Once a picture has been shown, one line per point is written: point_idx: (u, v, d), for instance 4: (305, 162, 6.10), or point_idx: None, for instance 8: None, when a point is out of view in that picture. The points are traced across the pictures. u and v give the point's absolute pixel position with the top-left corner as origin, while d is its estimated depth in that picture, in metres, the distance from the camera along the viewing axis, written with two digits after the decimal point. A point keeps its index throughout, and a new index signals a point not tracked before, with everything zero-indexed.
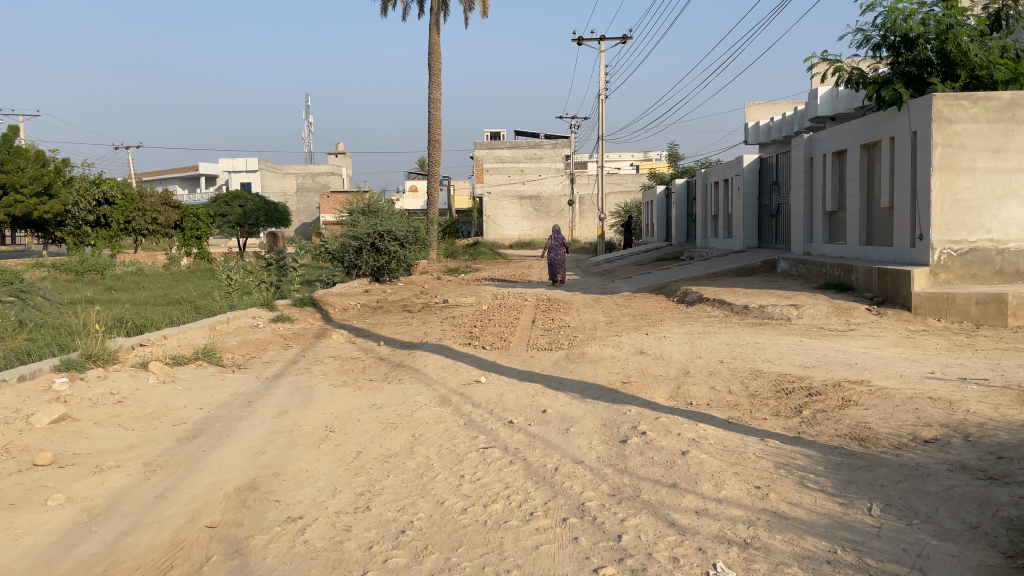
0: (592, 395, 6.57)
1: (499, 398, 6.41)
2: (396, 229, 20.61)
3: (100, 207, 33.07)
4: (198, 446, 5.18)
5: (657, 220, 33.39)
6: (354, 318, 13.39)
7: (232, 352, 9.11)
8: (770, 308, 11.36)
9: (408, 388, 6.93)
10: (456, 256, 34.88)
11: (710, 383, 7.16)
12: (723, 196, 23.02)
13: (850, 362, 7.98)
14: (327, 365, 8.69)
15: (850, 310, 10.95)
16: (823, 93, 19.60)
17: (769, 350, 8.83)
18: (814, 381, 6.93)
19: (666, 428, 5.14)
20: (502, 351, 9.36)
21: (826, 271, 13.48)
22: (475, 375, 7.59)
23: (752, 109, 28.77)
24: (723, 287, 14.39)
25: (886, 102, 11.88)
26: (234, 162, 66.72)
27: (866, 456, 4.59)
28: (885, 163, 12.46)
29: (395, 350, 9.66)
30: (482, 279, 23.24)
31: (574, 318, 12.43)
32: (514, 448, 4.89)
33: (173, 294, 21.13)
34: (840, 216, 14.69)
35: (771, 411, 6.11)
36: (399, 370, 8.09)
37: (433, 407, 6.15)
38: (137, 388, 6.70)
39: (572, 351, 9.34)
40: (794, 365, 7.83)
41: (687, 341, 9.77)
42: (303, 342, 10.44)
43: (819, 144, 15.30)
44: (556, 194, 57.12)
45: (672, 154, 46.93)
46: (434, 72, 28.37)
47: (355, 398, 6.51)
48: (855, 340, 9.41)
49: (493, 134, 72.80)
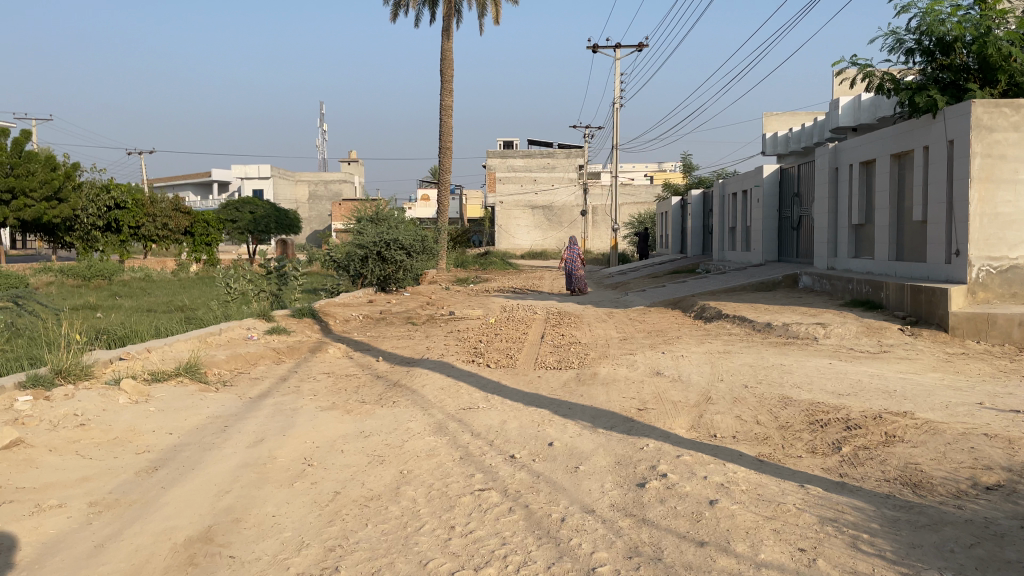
0: (604, 425, 5.91)
1: (502, 426, 5.77)
2: (402, 238, 20.19)
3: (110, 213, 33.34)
4: (157, 480, 4.57)
5: (672, 232, 32.72)
6: (355, 330, 12.80)
7: (219, 368, 8.53)
8: (795, 327, 10.69)
9: (403, 413, 6.30)
10: (466, 266, 34.32)
11: (735, 412, 6.49)
12: (741, 207, 22.35)
13: (887, 389, 7.29)
14: (319, 383, 8.08)
15: (881, 330, 10.26)
16: (845, 103, 19.01)
17: (797, 374, 8.16)
18: (852, 412, 6.25)
19: (690, 469, 4.49)
20: (507, 369, 8.72)
21: (852, 288, 12.78)
22: (476, 398, 6.96)
23: (770, 120, 28.12)
24: (743, 302, 13.70)
25: (921, 109, 11.24)
26: (246, 168, 66.61)
27: (927, 511, 3.91)
28: (918, 173, 11.78)
29: (394, 367, 9.03)
30: (491, 290, 22.66)
31: (586, 334, 11.79)
32: (515, 491, 4.25)
33: (177, 302, 20.67)
34: (867, 229, 13.99)
35: (806, 447, 5.44)
36: (395, 390, 7.46)
37: (427, 436, 5.51)
38: (104, 409, 6.10)
39: (583, 370, 8.69)
40: (827, 392, 7.14)
41: (706, 362, 9.10)
42: (298, 357, 9.83)
43: (845, 154, 14.65)
44: (569, 205, 56.53)
45: (688, 165, 46.20)
46: (446, 78, 27.91)
47: (342, 424, 5.89)
48: (889, 363, 8.71)
49: (506, 143, 72.45)
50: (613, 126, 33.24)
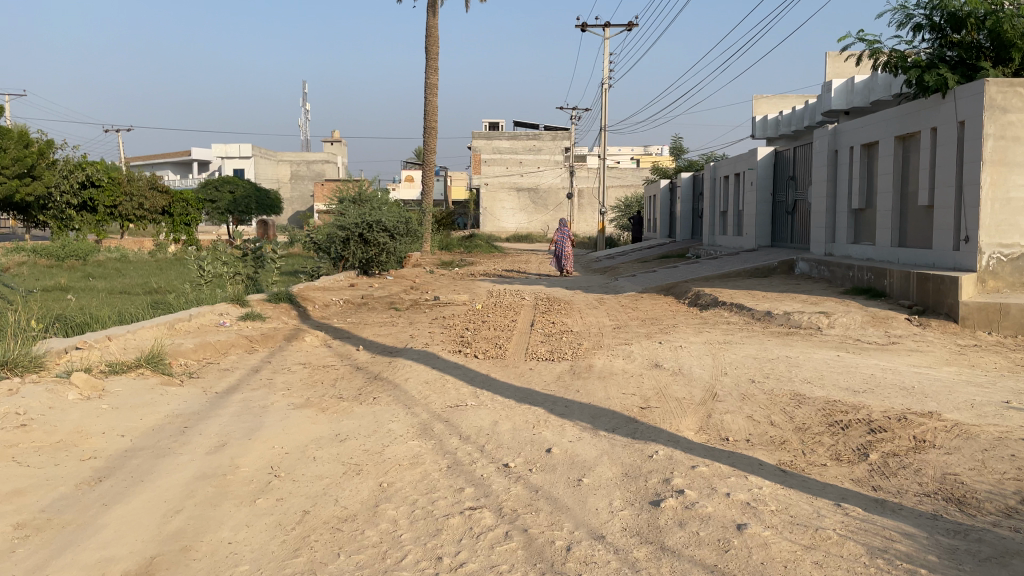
0: (605, 427, 5.37)
1: (494, 429, 5.20)
2: (385, 219, 19.55)
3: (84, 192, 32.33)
4: (98, 496, 3.97)
5: (660, 216, 32.22)
6: (334, 316, 12.19)
7: (185, 359, 7.90)
8: (797, 316, 10.20)
9: (384, 412, 5.73)
10: (451, 248, 33.72)
11: (745, 411, 5.97)
12: (732, 191, 21.87)
13: (904, 385, 6.80)
14: (294, 376, 7.49)
15: (888, 320, 9.79)
16: (839, 85, 18.52)
17: (805, 367, 7.66)
18: (873, 412, 5.75)
19: (708, 484, 3.95)
20: (496, 361, 8.15)
21: (853, 275, 12.31)
22: (464, 394, 6.40)
23: (760, 103, 27.56)
24: (740, 289, 13.20)
25: (930, 88, 10.76)
26: (227, 148, 65.13)
27: (987, 538, 3.39)
28: (925, 156, 11.29)
29: (376, 358, 8.45)
30: (477, 273, 22.07)
31: (577, 322, 11.24)
32: (511, 511, 3.70)
33: (152, 284, 19.97)
34: (868, 214, 13.51)
35: (828, 453, 4.92)
36: (375, 385, 6.88)
37: (411, 440, 4.94)
38: (50, 406, 5.46)
39: (577, 362, 8.14)
40: (841, 389, 6.63)
41: (707, 353, 8.57)
42: (272, 345, 9.20)
43: (845, 136, 14.16)
44: (554, 187, 55.94)
45: (676, 148, 45.64)
46: (431, 56, 27.13)
47: (316, 424, 5.31)
48: (899, 356, 8.23)
49: (491, 124, 71.52)
50: (602, 107, 32.55)
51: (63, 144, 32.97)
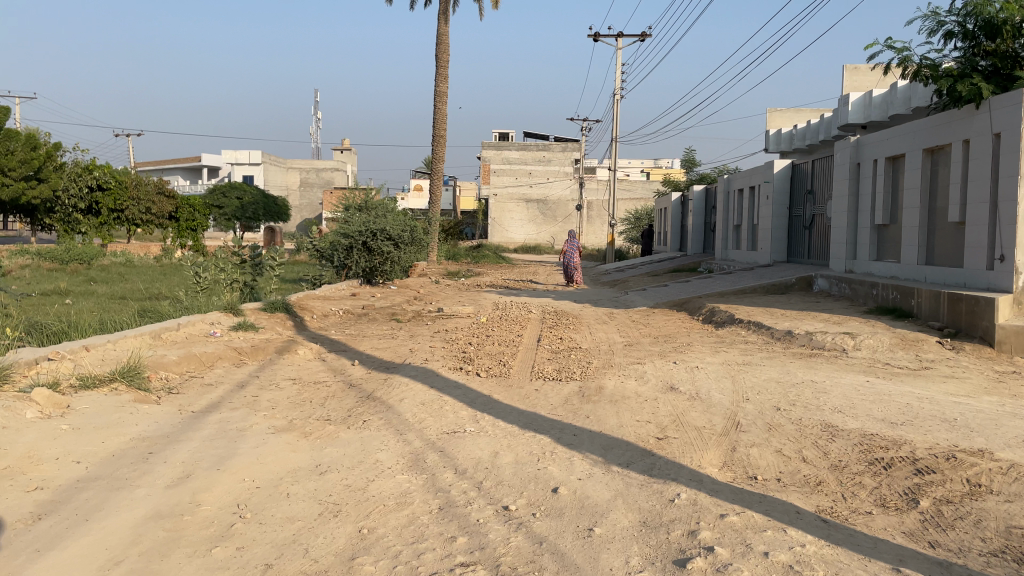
0: (618, 460, 4.83)
1: (494, 462, 4.65)
2: (390, 228, 19.04)
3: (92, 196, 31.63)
4: (32, 538, 3.42)
5: (671, 229, 31.66)
6: (332, 328, 11.67)
7: (166, 373, 7.38)
8: (820, 337, 9.61)
9: (373, 438, 5.18)
10: (458, 259, 33.26)
11: (773, 444, 5.39)
12: (746, 205, 21.31)
13: (944, 417, 6.20)
14: (281, 393, 6.96)
15: (918, 342, 9.19)
16: (857, 99, 17.96)
17: (833, 394, 7.08)
18: (917, 449, 5.17)
19: (743, 540, 3.39)
20: (499, 380, 7.59)
21: (877, 294, 11.71)
22: (464, 418, 5.85)
23: (773, 116, 27.02)
24: (757, 306, 12.62)
25: (962, 98, 10.21)
26: (237, 154, 65.28)
27: None
28: (956, 170, 10.71)
29: (371, 374, 7.91)
30: (484, 284, 21.53)
31: (586, 338, 10.67)
32: (508, 570, 3.13)
33: (154, 290, 19.54)
34: (892, 230, 12.91)
35: (872, 499, 4.34)
36: (366, 406, 6.33)
37: (399, 474, 4.39)
38: (3, 425, 4.92)
39: (587, 382, 7.58)
40: (877, 420, 6.04)
41: (725, 376, 8.00)
42: (262, 358, 8.65)
43: (868, 148, 13.60)
44: (563, 199, 55.43)
45: (687, 161, 45.07)
46: (441, 64, 26.74)
47: (296, 452, 4.77)
48: (934, 383, 7.64)
49: (501, 135, 71.28)
50: (613, 118, 32.07)
51: (70, 148, 32.84)
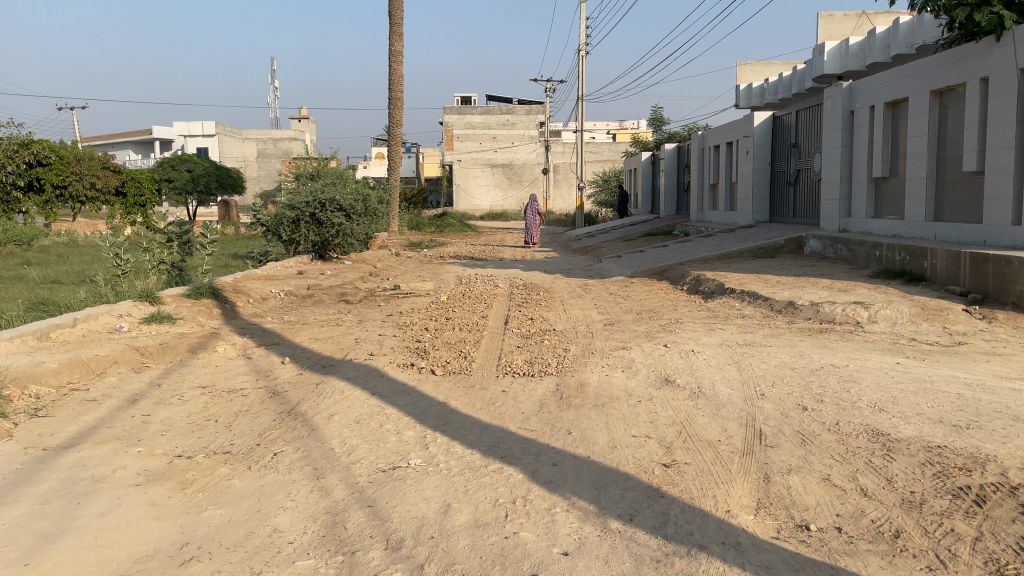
0: (618, 510, 3.48)
1: (443, 525, 3.27)
2: (339, 197, 17.31)
3: (35, 171, 28.12)
4: None
5: (642, 190, 30.29)
6: (270, 314, 10.17)
7: (38, 388, 5.84)
8: (829, 309, 8.34)
9: (277, 486, 3.76)
10: (421, 228, 31.62)
11: (817, 468, 4.07)
12: (723, 162, 20.03)
13: (1012, 413, 4.93)
14: (181, 411, 5.48)
15: (943, 310, 7.96)
16: (833, 47, 16.53)
17: (864, 384, 5.79)
18: (1006, 470, 3.87)
19: None
20: (457, 380, 6.19)
21: (881, 255, 10.48)
22: (409, 445, 4.46)
23: (744, 69, 25.57)
24: (748, 272, 11.32)
25: (981, 29, 8.88)
26: (189, 126, 62.06)
27: None
28: (972, 112, 9.46)
29: (301, 377, 6.46)
30: (446, 255, 20.04)
31: (559, 318, 9.29)
32: None
33: (89, 272, 17.75)
34: (892, 183, 11.68)
35: (981, 563, 3.04)
36: (285, 428, 4.90)
37: (300, 558, 2.98)
38: None
39: (566, 378, 6.21)
40: (934, 424, 4.76)
41: (729, 362, 6.67)
42: (171, 360, 7.14)
43: (864, 93, 12.29)
44: (529, 162, 53.81)
45: (655, 119, 43.46)
46: (395, 22, 24.83)
47: (158, 520, 3.33)
48: (976, 363, 6.38)
49: (463, 99, 69.17)
50: (577, 77, 30.47)
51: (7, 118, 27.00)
